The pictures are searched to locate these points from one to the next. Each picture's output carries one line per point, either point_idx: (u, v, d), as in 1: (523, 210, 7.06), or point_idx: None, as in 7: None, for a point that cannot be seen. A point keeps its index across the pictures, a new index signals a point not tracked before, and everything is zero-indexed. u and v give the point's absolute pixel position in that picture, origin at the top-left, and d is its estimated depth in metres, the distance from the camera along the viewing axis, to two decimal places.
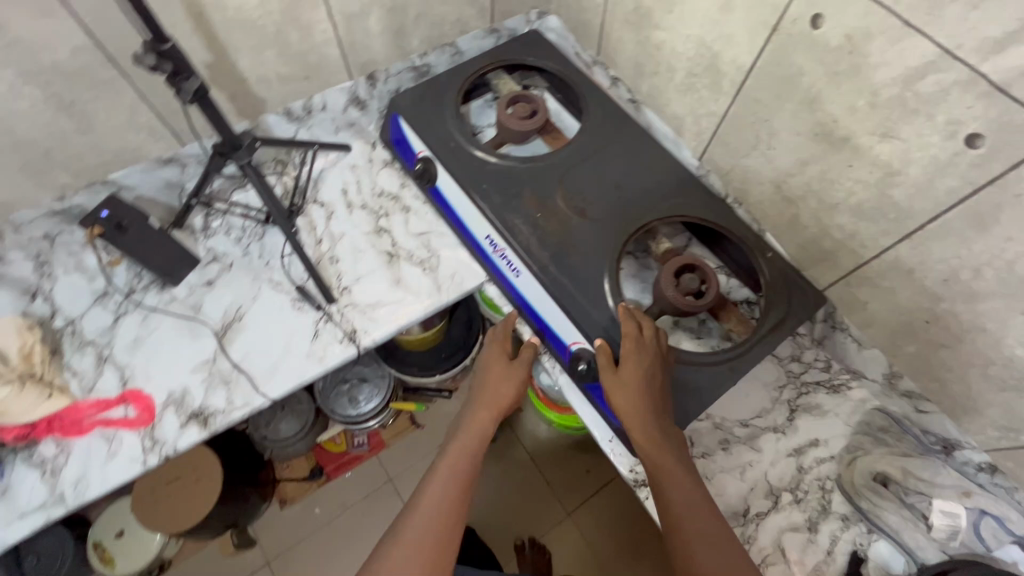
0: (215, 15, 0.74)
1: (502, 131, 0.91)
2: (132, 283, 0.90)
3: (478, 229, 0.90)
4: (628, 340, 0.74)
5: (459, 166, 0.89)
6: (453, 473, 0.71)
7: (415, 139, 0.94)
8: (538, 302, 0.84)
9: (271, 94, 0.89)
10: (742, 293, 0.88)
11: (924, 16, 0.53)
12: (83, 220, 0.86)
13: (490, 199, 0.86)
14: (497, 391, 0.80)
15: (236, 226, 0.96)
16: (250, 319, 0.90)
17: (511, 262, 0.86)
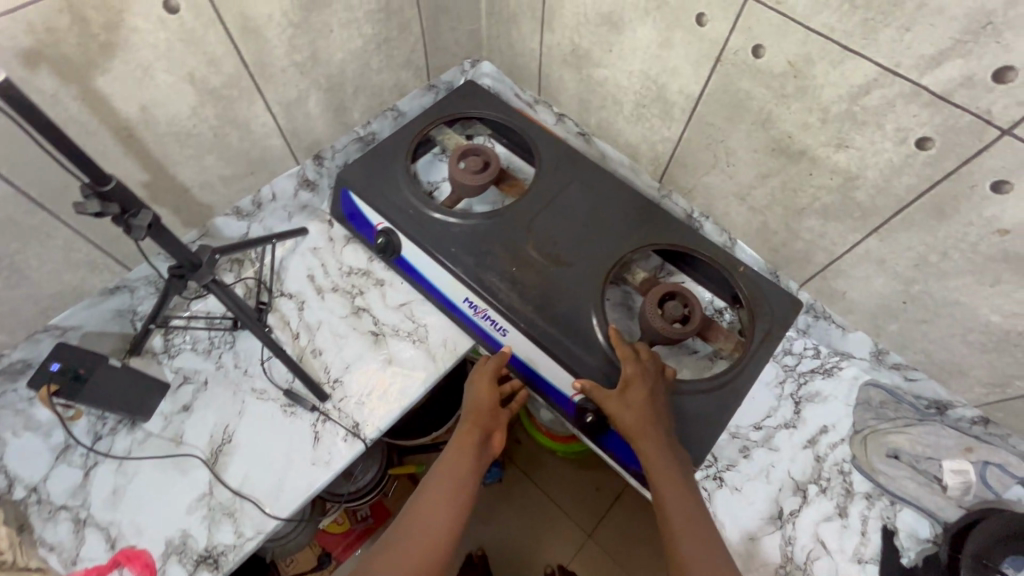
0: (147, 133, 0.68)
1: (456, 187, 0.85)
2: (96, 430, 0.82)
3: (454, 292, 0.85)
4: (626, 364, 0.71)
5: (423, 234, 0.84)
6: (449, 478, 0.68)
7: (370, 211, 0.89)
8: (532, 359, 0.80)
9: (216, 198, 0.84)
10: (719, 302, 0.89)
11: (860, 40, 0.57)
12: (31, 380, 0.76)
13: (462, 261, 0.82)
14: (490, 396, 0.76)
15: (203, 338, 0.90)
16: (242, 436, 0.84)
17: (496, 322, 0.82)
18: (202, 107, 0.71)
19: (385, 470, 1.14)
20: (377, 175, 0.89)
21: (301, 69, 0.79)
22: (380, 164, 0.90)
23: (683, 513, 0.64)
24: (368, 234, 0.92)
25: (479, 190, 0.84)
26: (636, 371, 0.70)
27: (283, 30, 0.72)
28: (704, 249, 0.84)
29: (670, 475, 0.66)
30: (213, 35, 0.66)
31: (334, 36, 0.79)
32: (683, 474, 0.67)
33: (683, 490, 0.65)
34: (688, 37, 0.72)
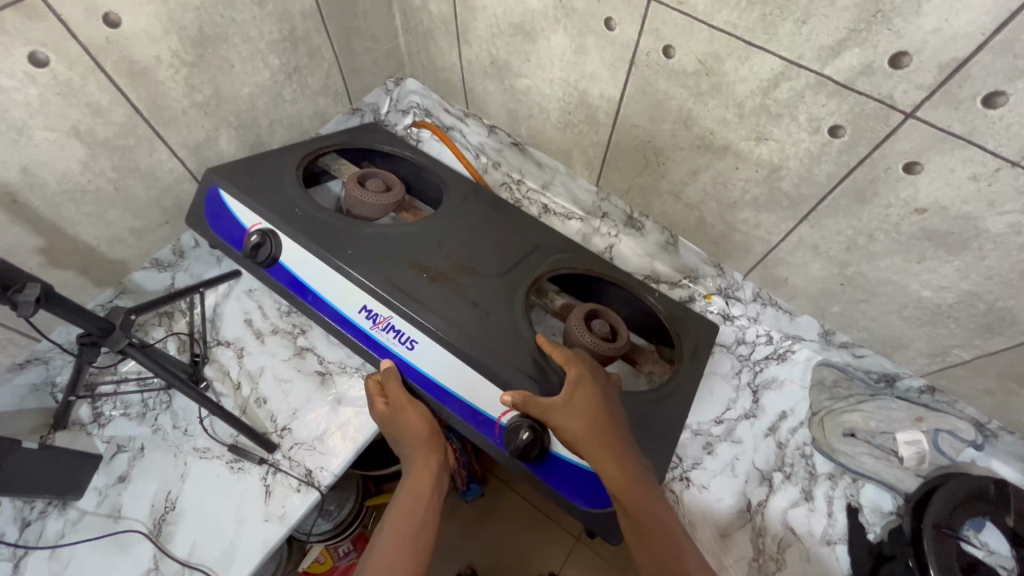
0: (35, 196, 0.63)
1: (355, 205, 0.80)
2: (24, 516, 0.76)
3: (346, 306, 0.75)
4: (569, 366, 0.65)
5: (318, 240, 0.75)
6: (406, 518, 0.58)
7: (243, 210, 0.77)
8: (448, 375, 0.70)
9: (129, 253, 0.78)
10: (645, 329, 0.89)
11: (762, 35, 0.56)
12: None
13: (364, 266, 0.74)
14: (417, 425, 0.68)
15: (135, 401, 0.85)
16: (188, 502, 0.79)
17: (401, 334, 0.73)
18: (95, 160, 0.66)
19: (361, 500, 1.05)
20: (261, 182, 0.79)
21: (204, 109, 0.74)
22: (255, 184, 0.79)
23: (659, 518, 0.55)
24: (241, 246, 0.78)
25: (383, 211, 0.81)
26: (583, 373, 0.64)
27: (176, 72, 0.68)
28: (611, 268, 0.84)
29: (637, 476, 0.58)
30: (93, 84, 0.61)
31: (237, 71, 0.75)
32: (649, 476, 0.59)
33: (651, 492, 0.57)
34: (600, 42, 0.70)
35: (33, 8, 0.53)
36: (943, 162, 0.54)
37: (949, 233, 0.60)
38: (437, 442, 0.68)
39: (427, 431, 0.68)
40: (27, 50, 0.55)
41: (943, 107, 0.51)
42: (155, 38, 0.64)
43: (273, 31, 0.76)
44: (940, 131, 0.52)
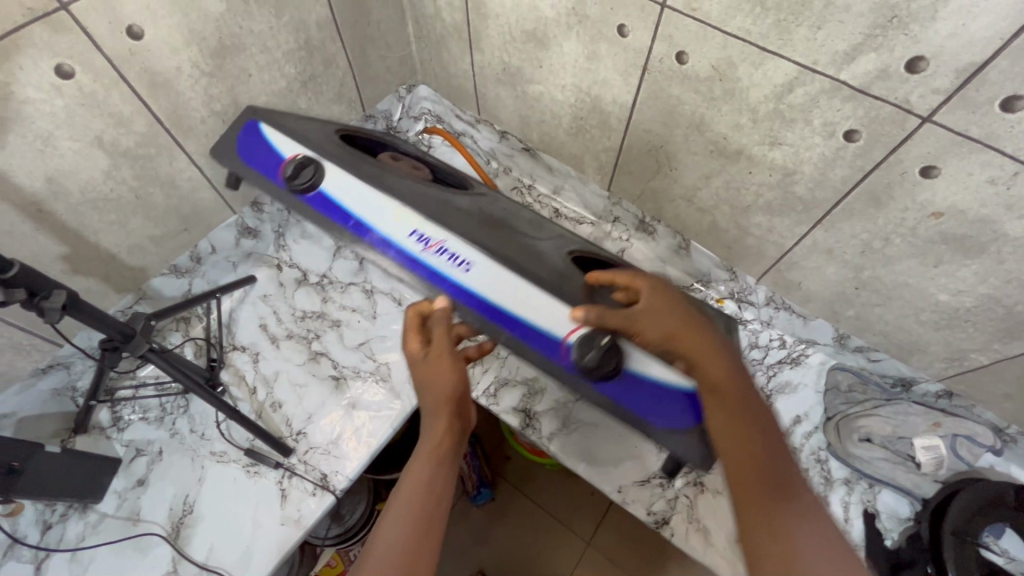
0: (59, 205, 0.64)
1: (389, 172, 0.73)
2: (45, 519, 0.78)
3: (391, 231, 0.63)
4: (636, 280, 0.56)
5: (362, 164, 0.65)
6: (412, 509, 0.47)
7: (285, 140, 0.66)
8: (512, 297, 0.59)
9: (149, 259, 0.80)
10: None
11: (776, 41, 0.56)
12: None
13: (417, 193, 0.64)
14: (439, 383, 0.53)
15: (153, 405, 0.86)
16: (205, 506, 0.80)
17: (457, 257, 0.61)
18: (117, 169, 0.67)
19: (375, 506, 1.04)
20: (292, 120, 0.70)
21: (221, 117, 0.75)
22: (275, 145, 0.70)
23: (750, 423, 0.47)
24: (271, 178, 0.66)
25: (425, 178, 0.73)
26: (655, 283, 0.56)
27: (195, 82, 0.69)
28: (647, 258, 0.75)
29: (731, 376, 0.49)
30: (116, 96, 0.62)
31: (254, 80, 0.76)
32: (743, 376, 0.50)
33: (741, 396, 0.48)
34: (613, 48, 0.71)
35: (59, 23, 0.54)
36: (960, 166, 0.54)
37: (967, 237, 0.59)
38: (465, 401, 0.54)
39: (455, 387, 0.53)
40: (53, 63, 0.56)
41: (961, 111, 0.50)
42: (176, 49, 0.65)
43: (289, 40, 0.77)
44: (957, 135, 0.52)
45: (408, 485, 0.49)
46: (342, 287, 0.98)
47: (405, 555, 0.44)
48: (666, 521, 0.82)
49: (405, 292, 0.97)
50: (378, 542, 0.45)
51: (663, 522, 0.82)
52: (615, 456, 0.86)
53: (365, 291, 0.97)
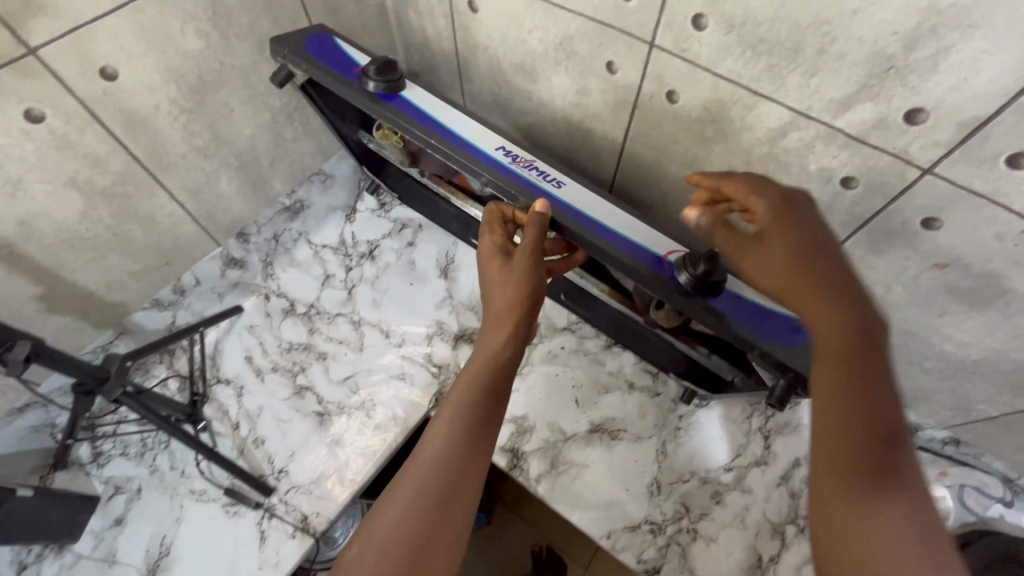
0: (32, 246, 0.63)
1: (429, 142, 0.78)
2: (21, 559, 0.76)
3: (479, 144, 0.67)
4: (738, 181, 0.51)
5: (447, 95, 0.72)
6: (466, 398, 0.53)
7: (357, 52, 0.71)
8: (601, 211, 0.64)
9: (130, 295, 0.78)
10: (644, 376, 0.91)
11: (769, 85, 0.53)
12: None
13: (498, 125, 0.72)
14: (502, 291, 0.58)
15: (134, 441, 0.84)
16: (183, 547, 0.78)
17: (544, 173, 0.66)
18: (93, 210, 0.66)
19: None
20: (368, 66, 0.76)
21: (203, 152, 0.74)
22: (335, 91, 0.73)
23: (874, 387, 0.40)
24: (346, 76, 0.69)
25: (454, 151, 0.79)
26: (759, 178, 0.50)
27: (173, 118, 0.68)
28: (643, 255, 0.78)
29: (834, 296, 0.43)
30: (90, 137, 0.61)
31: (236, 114, 0.75)
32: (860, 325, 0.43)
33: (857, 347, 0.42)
34: (602, 83, 0.68)
35: (27, 68, 0.53)
36: (965, 219, 0.51)
37: (973, 289, 0.56)
38: (532, 307, 0.59)
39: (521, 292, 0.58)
40: (22, 107, 0.55)
41: (964, 163, 0.47)
42: (153, 88, 0.63)
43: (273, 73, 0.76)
44: (960, 187, 0.49)
45: (464, 380, 0.55)
46: (330, 318, 0.96)
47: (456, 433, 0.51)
48: (657, 569, 0.80)
49: (392, 323, 0.96)
50: (433, 429, 0.52)
51: (653, 571, 0.80)
52: (604, 498, 0.83)
53: (352, 322, 0.96)
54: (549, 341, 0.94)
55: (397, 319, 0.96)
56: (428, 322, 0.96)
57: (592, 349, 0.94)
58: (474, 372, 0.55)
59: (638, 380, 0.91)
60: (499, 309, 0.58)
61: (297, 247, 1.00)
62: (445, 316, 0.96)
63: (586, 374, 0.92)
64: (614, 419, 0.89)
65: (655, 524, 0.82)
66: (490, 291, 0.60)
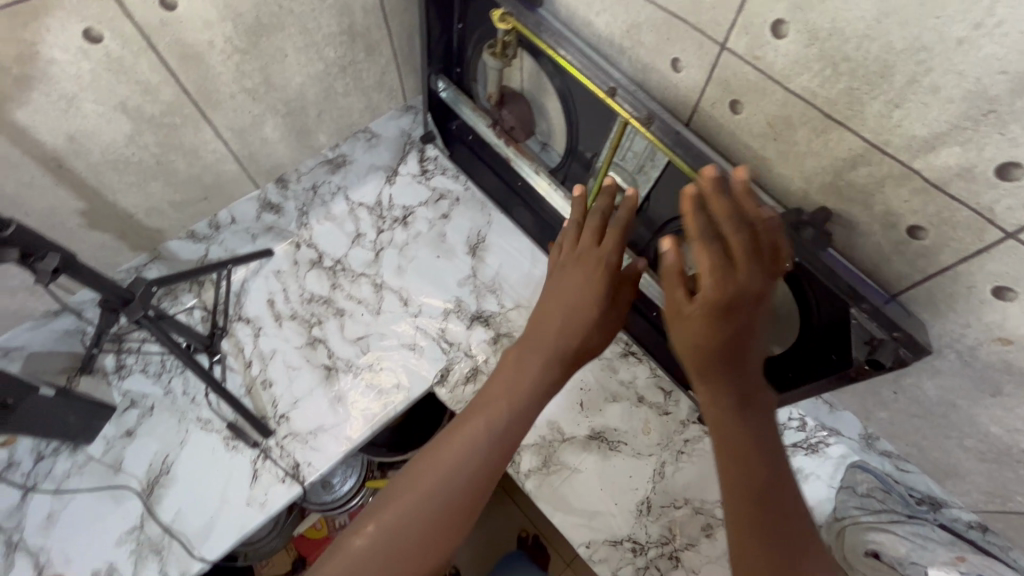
0: (78, 162, 0.66)
1: (518, 102, 0.84)
2: (39, 450, 0.82)
3: (604, 73, 0.63)
4: (706, 253, 0.47)
5: (573, 24, 0.68)
6: (501, 398, 0.59)
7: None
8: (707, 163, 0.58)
9: (167, 222, 0.82)
10: (655, 391, 0.88)
11: (845, 110, 0.47)
12: None
13: (619, 64, 0.66)
14: (569, 314, 0.62)
15: (154, 360, 0.88)
16: (181, 468, 0.83)
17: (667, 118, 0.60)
18: (140, 135, 0.68)
19: (364, 481, 1.04)
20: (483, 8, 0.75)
21: (252, 94, 0.75)
22: (461, 10, 0.76)
23: (771, 479, 0.47)
24: None
25: (524, 120, 0.86)
26: (725, 262, 0.47)
27: (227, 57, 0.68)
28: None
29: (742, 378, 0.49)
30: (144, 64, 0.62)
31: (289, 61, 0.74)
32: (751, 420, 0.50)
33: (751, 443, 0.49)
34: (663, 81, 0.63)
35: None
36: None
37: None
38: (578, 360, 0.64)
39: (575, 342, 0.63)
40: (82, 26, 0.55)
41: None
42: (211, 23, 0.63)
43: (331, 24, 0.74)
44: None
45: (506, 380, 0.61)
46: (353, 276, 0.97)
47: (487, 428, 0.56)
48: None
49: (413, 291, 0.96)
50: (467, 419, 0.57)
51: None
52: (590, 507, 0.82)
53: (374, 284, 0.97)
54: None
55: (418, 288, 0.96)
56: (447, 298, 0.96)
57: (608, 354, 0.90)
58: (505, 386, 0.60)
59: (649, 395, 0.88)
60: (544, 334, 0.62)
61: (334, 201, 1.01)
62: (464, 294, 0.96)
63: (596, 378, 0.89)
64: (619, 428, 0.86)
65: (638, 543, 0.80)
66: (552, 300, 0.64)
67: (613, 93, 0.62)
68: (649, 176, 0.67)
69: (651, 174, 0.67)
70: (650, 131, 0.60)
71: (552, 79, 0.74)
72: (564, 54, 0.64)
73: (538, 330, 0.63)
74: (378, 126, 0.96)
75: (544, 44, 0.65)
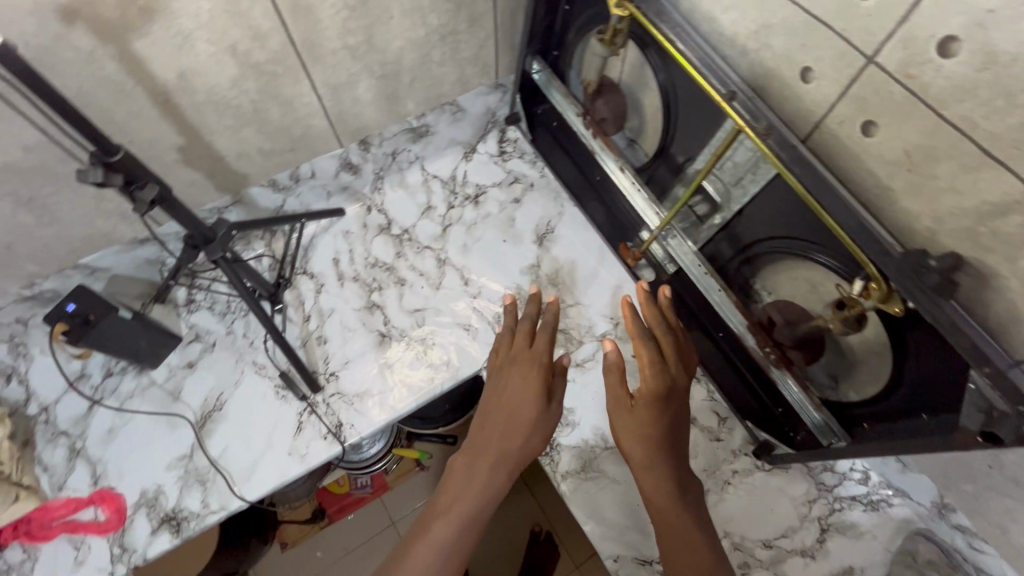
0: (184, 99, 0.67)
1: (616, 94, 0.81)
2: (109, 367, 0.86)
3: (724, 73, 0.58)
4: (643, 349, 0.68)
5: (694, 18, 0.64)
6: (466, 494, 0.65)
7: None
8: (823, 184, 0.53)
9: (253, 169, 0.83)
10: (710, 414, 0.85)
11: (1009, 149, 0.42)
12: (46, 317, 0.74)
13: (738, 67, 0.62)
14: (519, 405, 0.69)
15: (221, 300, 0.91)
16: (233, 407, 0.85)
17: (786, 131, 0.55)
18: (243, 80, 0.69)
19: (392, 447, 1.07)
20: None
21: (352, 53, 0.74)
22: None
23: (692, 522, 0.64)
24: None
25: (618, 114, 0.82)
26: (659, 357, 0.68)
27: (336, 12, 0.67)
28: (782, 290, 0.70)
29: (659, 453, 0.65)
30: (259, 10, 0.62)
31: (393, 23, 0.73)
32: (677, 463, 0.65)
33: (677, 497, 0.64)
34: (785, 91, 0.58)
35: None
36: None
37: None
38: (523, 462, 0.68)
39: (517, 444, 0.68)
40: None
41: None
42: None
43: None
44: None
45: (472, 477, 0.66)
46: (419, 248, 0.97)
47: (457, 526, 0.63)
48: None
49: (473, 272, 0.95)
50: (439, 521, 0.63)
51: None
52: (622, 521, 0.79)
53: (438, 259, 0.96)
54: (589, 348, 0.90)
55: (480, 269, 0.95)
56: (507, 283, 0.94)
57: None
58: (470, 483, 0.66)
59: (702, 418, 0.85)
60: (503, 432, 0.68)
61: (410, 169, 1.01)
62: (524, 283, 0.94)
63: None
64: None
65: None
66: (503, 398, 0.70)
67: (731, 98, 0.57)
68: (747, 190, 0.67)
69: (750, 189, 0.66)
70: (765, 144, 0.55)
71: (658, 74, 0.70)
72: (683, 50, 0.60)
73: (491, 428, 0.69)
74: (466, 100, 0.95)
75: (661, 35, 0.61)
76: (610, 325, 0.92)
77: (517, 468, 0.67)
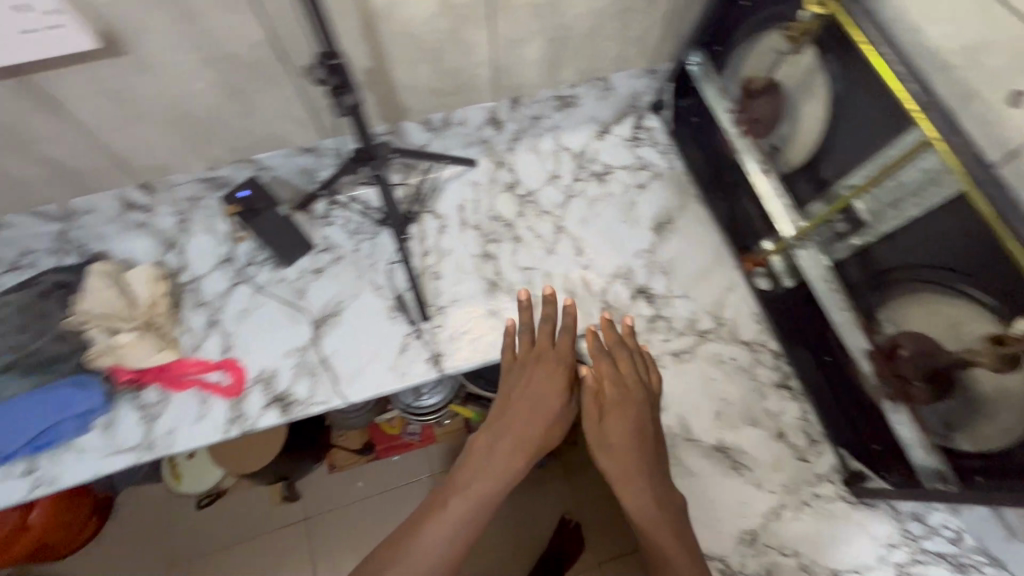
0: (384, 25, 0.74)
1: (778, 97, 0.78)
2: (252, 257, 0.95)
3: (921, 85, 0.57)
4: (602, 364, 0.80)
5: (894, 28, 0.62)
6: (478, 473, 0.73)
7: None
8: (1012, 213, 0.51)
9: (415, 105, 0.90)
10: (801, 432, 0.84)
11: None
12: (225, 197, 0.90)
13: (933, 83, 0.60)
14: (528, 399, 0.78)
15: (355, 220, 0.99)
16: (349, 316, 0.93)
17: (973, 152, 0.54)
18: (438, 19, 0.75)
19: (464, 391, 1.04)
20: None
21: (536, 11, 0.79)
22: None
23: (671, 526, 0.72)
24: None
25: (775, 118, 0.80)
26: (613, 366, 0.79)
27: None
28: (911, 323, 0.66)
29: (631, 459, 0.74)
30: None
31: None
32: (654, 479, 0.73)
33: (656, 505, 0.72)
34: (985, 114, 0.56)
35: None
36: None
37: None
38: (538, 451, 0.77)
39: (537, 433, 0.76)
40: None
41: None
42: None
43: None
44: None
45: (483, 462, 0.74)
46: (540, 211, 1.01)
47: (469, 504, 0.71)
48: None
49: (588, 244, 0.98)
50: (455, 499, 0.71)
51: None
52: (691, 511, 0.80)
53: (556, 226, 0.99)
54: (688, 342, 0.90)
55: (594, 243, 0.98)
56: (618, 261, 0.96)
57: (762, 378, 0.87)
58: (480, 466, 0.74)
59: (791, 433, 0.84)
60: (511, 426, 0.76)
61: (546, 136, 1.04)
62: (636, 265, 0.96)
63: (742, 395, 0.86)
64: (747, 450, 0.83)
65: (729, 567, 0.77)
66: (514, 395, 0.78)
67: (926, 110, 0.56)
68: (906, 212, 0.64)
69: (909, 212, 0.64)
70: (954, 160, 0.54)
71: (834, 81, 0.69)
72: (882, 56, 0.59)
73: (499, 418, 0.77)
74: (618, 79, 0.97)
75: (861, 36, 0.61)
76: (713, 324, 0.92)
77: (535, 453, 0.76)
